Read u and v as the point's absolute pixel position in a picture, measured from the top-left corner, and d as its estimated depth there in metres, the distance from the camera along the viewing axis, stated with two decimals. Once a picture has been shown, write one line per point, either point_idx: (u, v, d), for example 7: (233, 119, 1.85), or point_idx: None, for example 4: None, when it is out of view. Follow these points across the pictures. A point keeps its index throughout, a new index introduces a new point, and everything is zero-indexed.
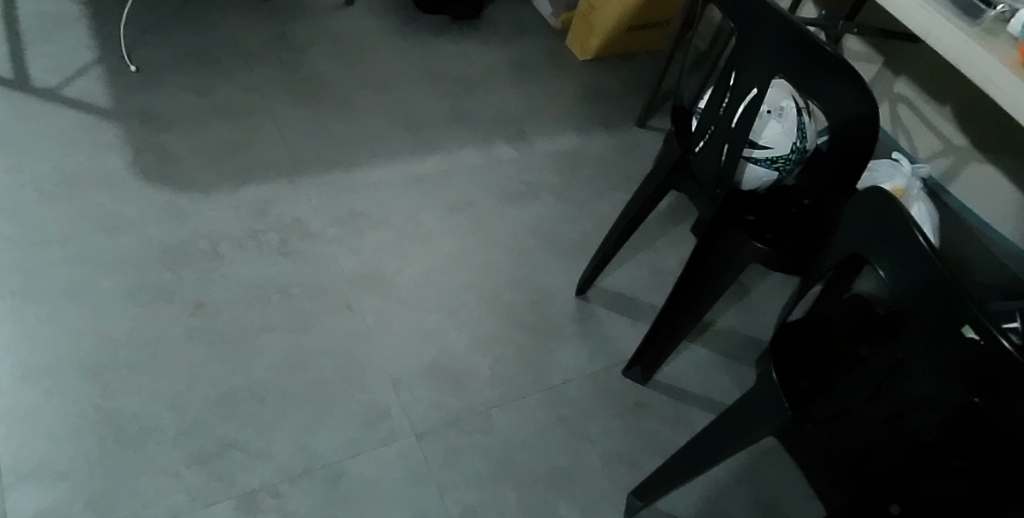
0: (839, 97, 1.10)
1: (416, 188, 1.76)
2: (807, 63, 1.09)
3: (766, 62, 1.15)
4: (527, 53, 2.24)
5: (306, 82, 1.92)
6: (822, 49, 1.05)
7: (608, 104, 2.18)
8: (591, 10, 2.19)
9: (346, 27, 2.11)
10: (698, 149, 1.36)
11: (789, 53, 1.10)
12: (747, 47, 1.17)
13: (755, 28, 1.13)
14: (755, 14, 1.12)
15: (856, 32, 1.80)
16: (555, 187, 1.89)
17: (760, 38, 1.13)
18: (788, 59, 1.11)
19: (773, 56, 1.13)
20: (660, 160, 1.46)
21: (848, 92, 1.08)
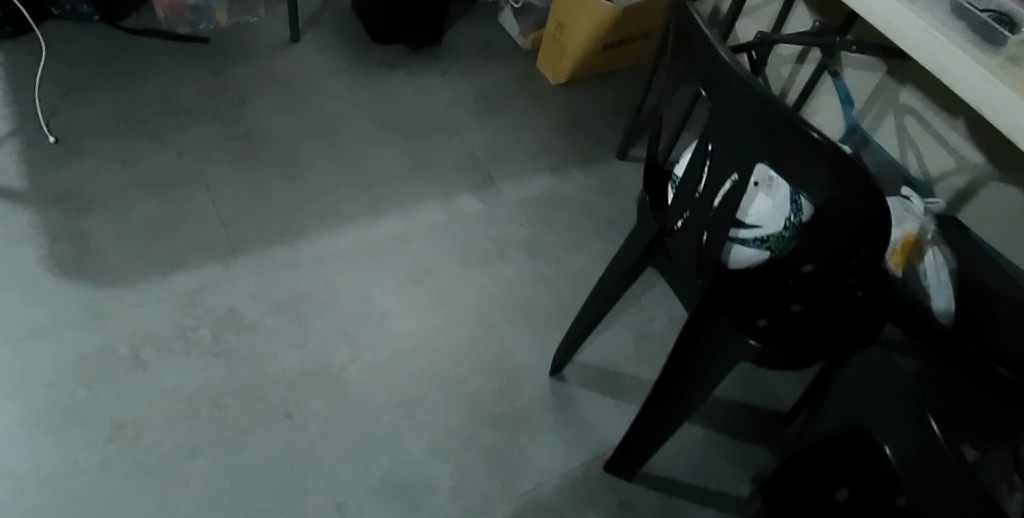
0: (836, 188, 0.86)
1: (368, 258, 1.58)
2: (791, 147, 0.85)
3: (739, 139, 0.91)
4: (495, 82, 2.04)
5: (247, 138, 1.73)
6: (808, 130, 0.82)
7: (584, 134, 1.98)
8: (561, 29, 2.00)
9: (290, 67, 1.91)
10: (671, 233, 1.10)
11: (767, 133, 0.87)
12: (715, 118, 0.94)
13: (726, 101, 0.91)
14: (721, 82, 0.90)
15: (855, 49, 1.58)
16: (526, 242, 1.70)
17: (729, 112, 0.91)
18: (763, 138, 0.88)
19: (746, 134, 0.90)
20: (632, 237, 1.23)
21: (847, 182, 0.85)
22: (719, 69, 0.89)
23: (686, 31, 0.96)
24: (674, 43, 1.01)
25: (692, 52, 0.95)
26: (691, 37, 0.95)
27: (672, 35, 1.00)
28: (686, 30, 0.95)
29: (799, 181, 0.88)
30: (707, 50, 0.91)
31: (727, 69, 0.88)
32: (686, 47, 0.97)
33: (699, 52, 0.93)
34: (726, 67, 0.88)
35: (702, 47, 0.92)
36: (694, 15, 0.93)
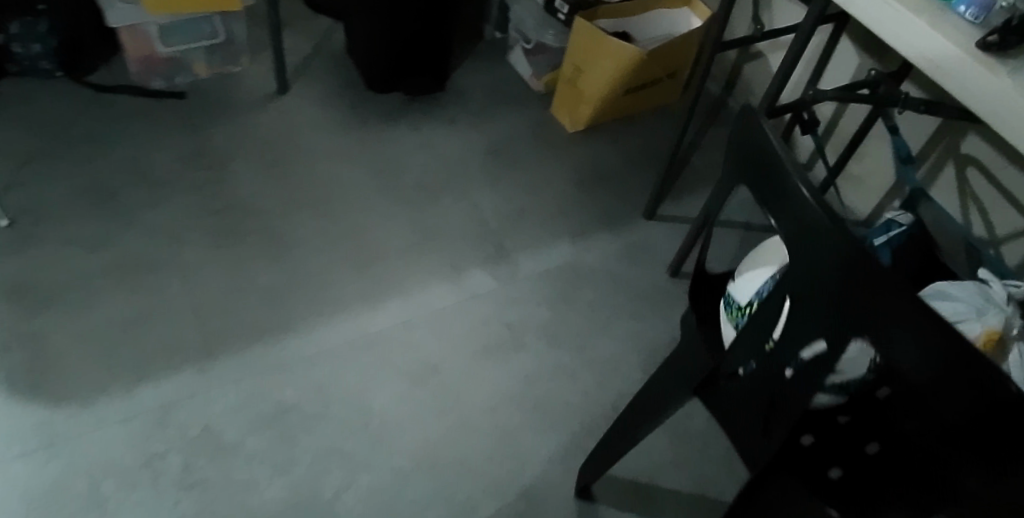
0: (936, 373, 0.60)
1: (365, 355, 1.38)
2: (867, 294, 0.63)
3: (802, 269, 0.71)
4: (505, 132, 1.84)
5: (229, 211, 1.54)
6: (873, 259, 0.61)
7: (606, 191, 1.78)
8: (578, 73, 1.80)
9: (278, 123, 1.71)
10: (734, 377, 0.90)
11: (862, 292, 0.64)
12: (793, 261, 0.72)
13: (789, 220, 0.71)
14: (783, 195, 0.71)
15: (923, 108, 1.34)
16: (544, 326, 1.50)
17: (793, 236, 0.71)
18: (842, 285, 0.66)
19: (822, 276, 0.68)
20: (675, 373, 1.02)
21: (934, 344, 0.59)
22: (800, 203, 0.68)
23: (757, 150, 0.75)
24: (738, 161, 0.80)
25: (763, 176, 0.74)
26: (763, 159, 0.74)
27: (737, 152, 0.80)
28: (757, 149, 0.75)
29: (889, 354, 0.64)
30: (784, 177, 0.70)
31: (788, 180, 0.69)
32: (755, 169, 0.76)
33: (773, 177, 0.72)
34: (786, 176, 0.69)
35: (778, 174, 0.71)
36: (767, 130, 0.73)
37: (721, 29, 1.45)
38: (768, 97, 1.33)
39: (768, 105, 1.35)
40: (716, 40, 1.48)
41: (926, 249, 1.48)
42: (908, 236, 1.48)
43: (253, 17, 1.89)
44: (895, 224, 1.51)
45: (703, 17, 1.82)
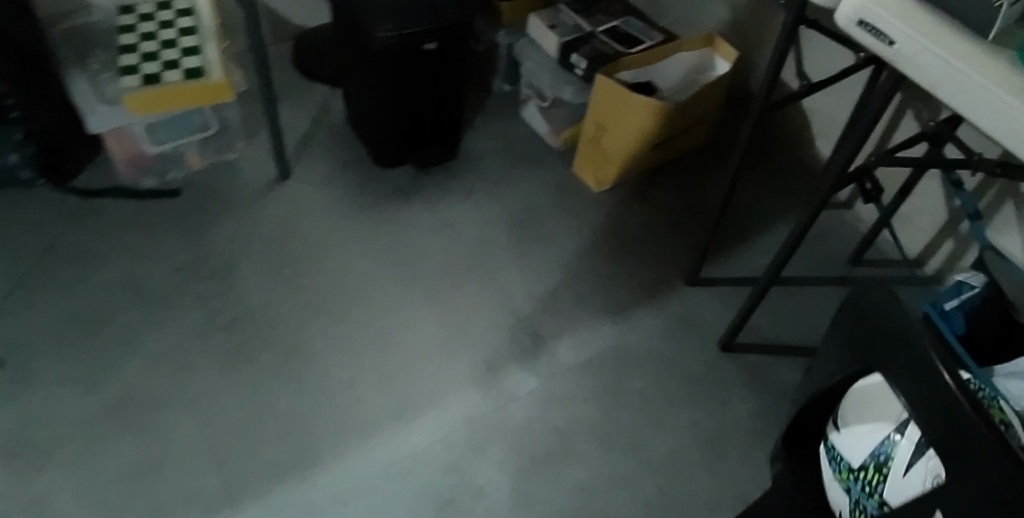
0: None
1: (403, 483, 1.25)
2: (944, 427, 0.62)
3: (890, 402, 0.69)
4: (527, 199, 1.70)
5: (238, 325, 1.41)
6: (948, 384, 0.61)
7: (642, 256, 1.64)
8: (600, 131, 1.66)
9: (282, 215, 1.58)
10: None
11: (937, 420, 0.62)
12: (929, 437, 0.64)
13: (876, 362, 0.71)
14: (869, 333, 0.72)
15: (999, 170, 1.16)
16: (594, 425, 1.37)
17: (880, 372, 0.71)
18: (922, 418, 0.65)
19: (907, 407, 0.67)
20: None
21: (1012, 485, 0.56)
22: (918, 352, 0.65)
23: (870, 322, 0.72)
24: (846, 340, 0.76)
25: (876, 347, 0.70)
26: (878, 327, 0.71)
27: (842, 330, 0.77)
28: (869, 324, 0.72)
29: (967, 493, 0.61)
30: (902, 334, 0.67)
31: (877, 322, 0.71)
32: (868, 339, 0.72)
33: (880, 332, 0.70)
34: (873, 313, 0.71)
35: (896, 335, 0.68)
36: (887, 291, 0.71)
37: (765, 96, 1.31)
38: (830, 182, 1.19)
39: (831, 188, 1.20)
40: (760, 112, 1.33)
41: (1001, 314, 1.33)
42: (982, 299, 1.34)
43: (245, 94, 1.75)
44: (966, 285, 1.36)
45: (730, 60, 1.72)
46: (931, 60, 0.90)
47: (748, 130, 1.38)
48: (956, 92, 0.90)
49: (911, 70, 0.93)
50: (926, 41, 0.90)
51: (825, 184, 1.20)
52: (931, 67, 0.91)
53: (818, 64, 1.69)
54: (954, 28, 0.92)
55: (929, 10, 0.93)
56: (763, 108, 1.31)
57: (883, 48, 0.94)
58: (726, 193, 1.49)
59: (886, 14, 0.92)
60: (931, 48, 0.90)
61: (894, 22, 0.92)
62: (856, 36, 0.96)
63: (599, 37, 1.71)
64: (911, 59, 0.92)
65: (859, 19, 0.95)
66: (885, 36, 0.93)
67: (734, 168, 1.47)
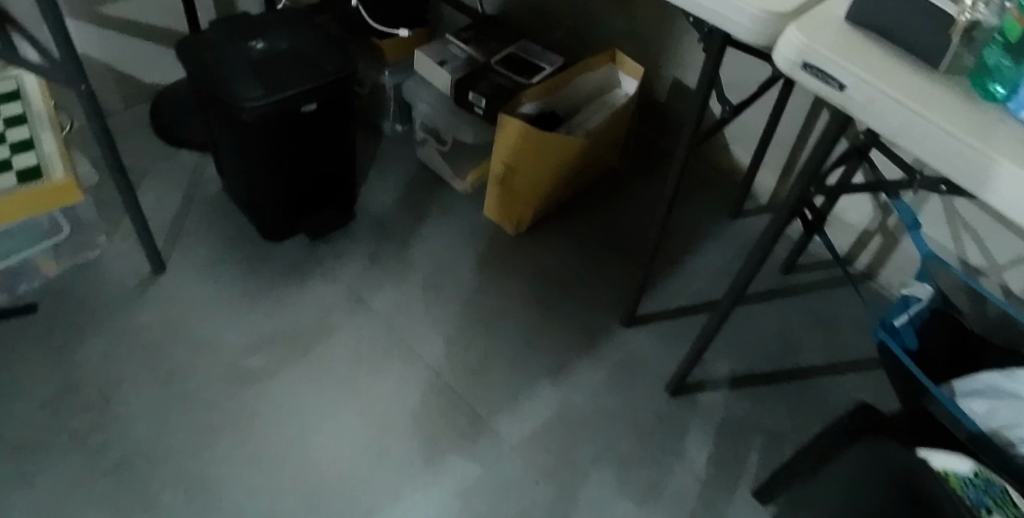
0: None
1: None
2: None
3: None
4: (441, 254, 1.55)
5: (125, 464, 1.20)
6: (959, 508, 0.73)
7: (573, 301, 1.53)
8: (508, 171, 1.51)
9: (162, 317, 1.37)
10: None
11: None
12: None
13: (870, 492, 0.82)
14: (872, 467, 0.85)
15: (943, 189, 1.11)
16: (550, 506, 1.25)
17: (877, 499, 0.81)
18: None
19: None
20: None
21: None
22: (926, 490, 0.77)
23: (872, 467, 0.85)
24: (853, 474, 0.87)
25: (884, 494, 0.80)
26: (888, 477, 0.82)
27: (852, 467, 0.88)
28: (882, 474, 0.83)
29: None
30: (920, 480, 0.78)
31: (883, 459, 0.85)
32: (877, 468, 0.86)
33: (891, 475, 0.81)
34: (878, 452, 0.86)
35: (911, 482, 0.79)
36: (893, 444, 0.86)
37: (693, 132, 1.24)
38: (780, 223, 1.11)
39: (776, 228, 1.12)
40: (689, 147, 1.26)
41: (943, 327, 1.35)
42: (929, 311, 1.35)
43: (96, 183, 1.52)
44: (912, 299, 1.36)
45: (636, 77, 1.63)
46: (885, 103, 0.85)
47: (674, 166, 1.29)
48: (919, 138, 0.84)
49: (866, 116, 0.88)
50: (878, 84, 0.85)
51: (773, 226, 1.12)
52: (886, 110, 0.85)
53: (727, 74, 1.61)
54: (899, 66, 0.88)
55: (870, 49, 0.90)
56: (691, 146, 1.24)
57: (832, 92, 0.89)
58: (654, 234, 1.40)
59: (833, 57, 0.87)
60: (886, 91, 0.85)
61: (843, 65, 0.87)
62: (801, 80, 0.91)
63: (495, 69, 1.57)
64: (864, 102, 0.87)
65: (803, 62, 0.90)
66: (833, 80, 0.88)
67: (664, 206, 1.36)
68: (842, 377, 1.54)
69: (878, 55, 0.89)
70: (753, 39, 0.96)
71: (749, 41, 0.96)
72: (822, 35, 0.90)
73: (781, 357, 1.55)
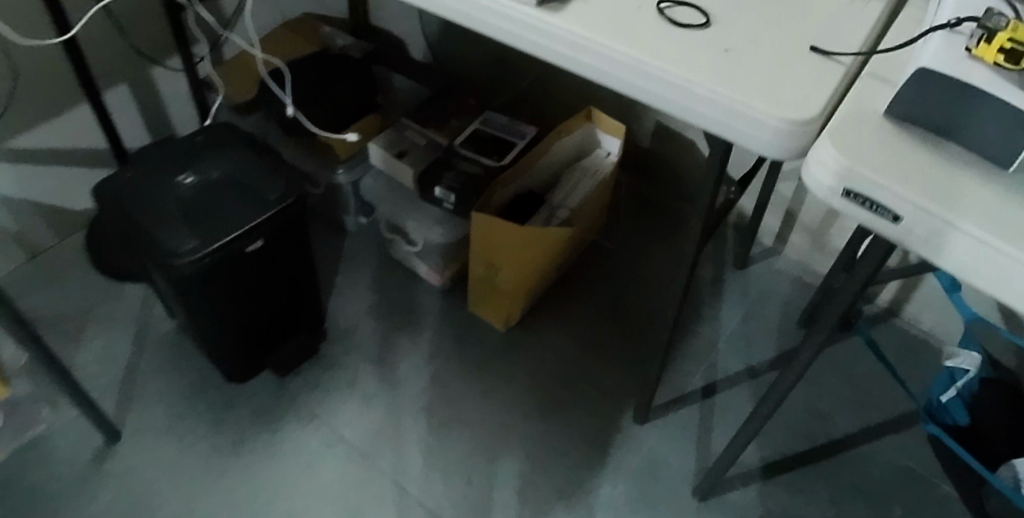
0: None
1: None
2: None
3: None
4: (426, 368, 1.42)
5: None
6: None
7: (578, 401, 1.39)
8: (493, 270, 1.37)
9: (120, 497, 1.23)
10: None
11: None
12: None
13: None
14: None
15: None
16: None
17: None
18: None
19: None
20: None
21: None
22: None
23: None
24: None
25: None
26: None
27: None
28: None
29: None
30: None
31: None
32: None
33: None
34: None
35: None
36: None
37: (703, 231, 1.08)
38: (814, 351, 0.95)
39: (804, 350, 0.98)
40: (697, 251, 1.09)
41: (1004, 399, 1.21)
42: (979, 383, 1.22)
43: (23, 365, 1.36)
44: (959, 371, 1.22)
45: (618, 136, 1.44)
46: (955, 237, 0.69)
47: (682, 265, 1.14)
48: (1002, 278, 0.68)
49: (931, 251, 0.71)
50: (946, 215, 0.68)
51: (805, 349, 0.96)
52: (957, 246, 0.69)
53: None
54: (961, 181, 0.72)
55: (921, 161, 0.73)
56: (697, 245, 1.09)
57: (885, 225, 0.72)
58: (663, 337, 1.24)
59: (885, 182, 0.70)
60: (956, 225, 0.68)
61: (897, 194, 0.70)
62: (843, 209, 0.74)
63: (461, 152, 1.38)
64: (928, 237, 0.70)
65: (846, 188, 0.72)
66: (887, 212, 0.71)
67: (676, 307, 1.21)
68: (883, 440, 1.41)
69: (932, 167, 0.72)
70: (782, 153, 0.79)
71: (774, 155, 0.79)
72: (863, 151, 0.72)
73: (813, 430, 1.42)
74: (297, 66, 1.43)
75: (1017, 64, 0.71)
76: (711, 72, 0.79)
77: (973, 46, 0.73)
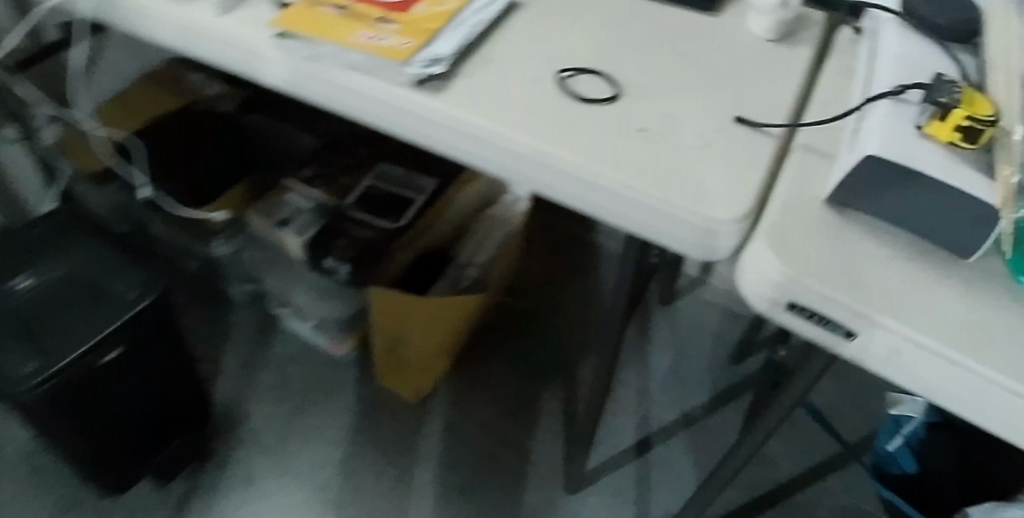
0: None
1: None
2: None
3: None
4: (336, 455, 1.26)
5: None
6: None
7: (506, 475, 1.27)
8: (396, 343, 1.23)
9: None
10: None
11: None
12: None
13: None
14: None
15: None
16: None
17: None
18: None
19: None
20: None
21: None
22: None
23: None
24: None
25: None
26: None
27: None
28: None
29: None
30: None
31: None
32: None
33: None
34: None
35: None
36: None
37: (630, 303, 0.97)
38: (758, 440, 0.86)
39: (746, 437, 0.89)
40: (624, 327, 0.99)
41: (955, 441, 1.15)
42: (925, 428, 1.15)
43: None
44: (904, 417, 1.17)
45: None
46: (919, 355, 0.59)
47: (607, 342, 1.03)
48: (974, 399, 0.59)
49: (891, 369, 0.61)
50: (907, 330, 0.59)
51: (749, 437, 0.87)
52: (921, 365, 0.60)
53: None
54: (919, 285, 0.62)
55: (873, 259, 0.63)
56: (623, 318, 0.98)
57: (839, 340, 0.61)
58: (594, 406, 1.15)
59: (836, 295, 0.60)
60: (920, 342, 0.59)
61: (851, 307, 0.59)
62: (786, 322, 0.63)
63: (353, 215, 1.21)
64: (887, 357, 0.61)
65: (790, 301, 0.62)
66: (840, 327, 0.61)
67: (605, 379, 1.10)
68: (827, 481, 1.35)
69: (886, 270, 0.63)
70: (714, 254, 0.66)
71: (704, 258, 0.67)
72: (807, 255, 0.62)
73: (756, 478, 1.34)
74: (148, 128, 1.24)
75: (976, 141, 0.61)
76: (627, 161, 0.67)
77: (925, 123, 0.62)
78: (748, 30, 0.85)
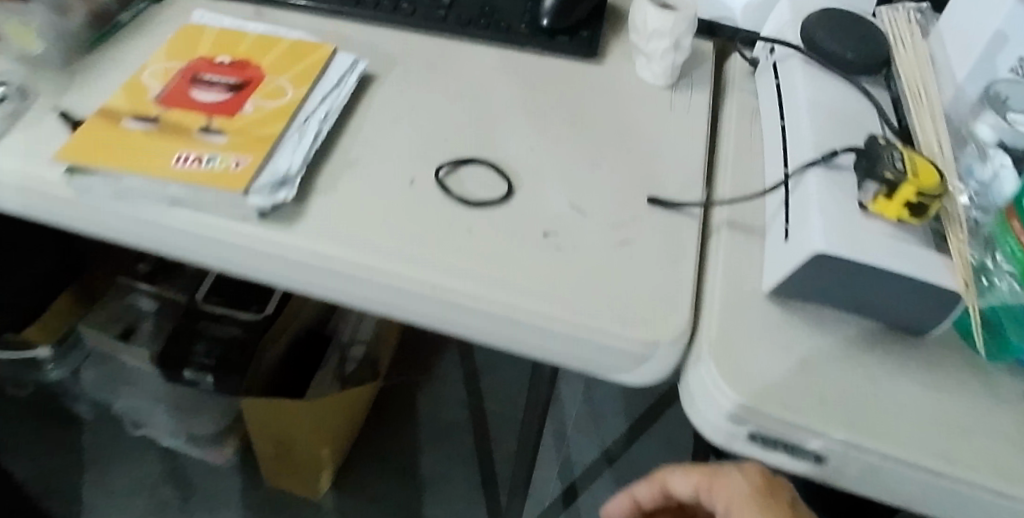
0: None
1: None
2: None
3: None
4: None
5: None
6: None
7: None
8: (281, 444, 1.09)
9: None
10: None
11: None
12: None
13: None
14: None
15: None
16: None
17: None
18: None
19: None
20: None
21: None
22: None
23: None
24: None
25: None
26: None
27: None
28: None
29: None
30: None
31: None
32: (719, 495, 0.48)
33: None
34: None
35: None
36: None
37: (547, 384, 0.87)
38: None
39: None
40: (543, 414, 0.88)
41: None
42: None
43: None
44: None
45: None
46: (899, 474, 0.52)
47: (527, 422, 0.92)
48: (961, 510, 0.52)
49: (867, 486, 0.54)
50: (882, 449, 0.51)
51: None
52: (901, 482, 0.52)
53: None
54: (883, 383, 0.55)
55: (829, 361, 0.55)
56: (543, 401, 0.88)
57: (808, 466, 0.54)
58: (518, 495, 1.03)
59: (801, 420, 0.52)
60: (899, 460, 0.51)
61: (818, 432, 0.51)
62: (744, 450, 0.55)
63: (207, 311, 1.04)
64: (864, 476, 0.53)
65: (749, 432, 0.53)
66: (808, 453, 0.53)
67: (528, 458, 0.99)
68: None
69: (845, 373, 0.55)
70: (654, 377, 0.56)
71: (642, 383, 0.56)
72: (759, 374, 0.53)
73: None
74: None
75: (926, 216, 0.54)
76: (537, 282, 0.56)
77: (870, 201, 0.54)
78: (639, 77, 0.75)
